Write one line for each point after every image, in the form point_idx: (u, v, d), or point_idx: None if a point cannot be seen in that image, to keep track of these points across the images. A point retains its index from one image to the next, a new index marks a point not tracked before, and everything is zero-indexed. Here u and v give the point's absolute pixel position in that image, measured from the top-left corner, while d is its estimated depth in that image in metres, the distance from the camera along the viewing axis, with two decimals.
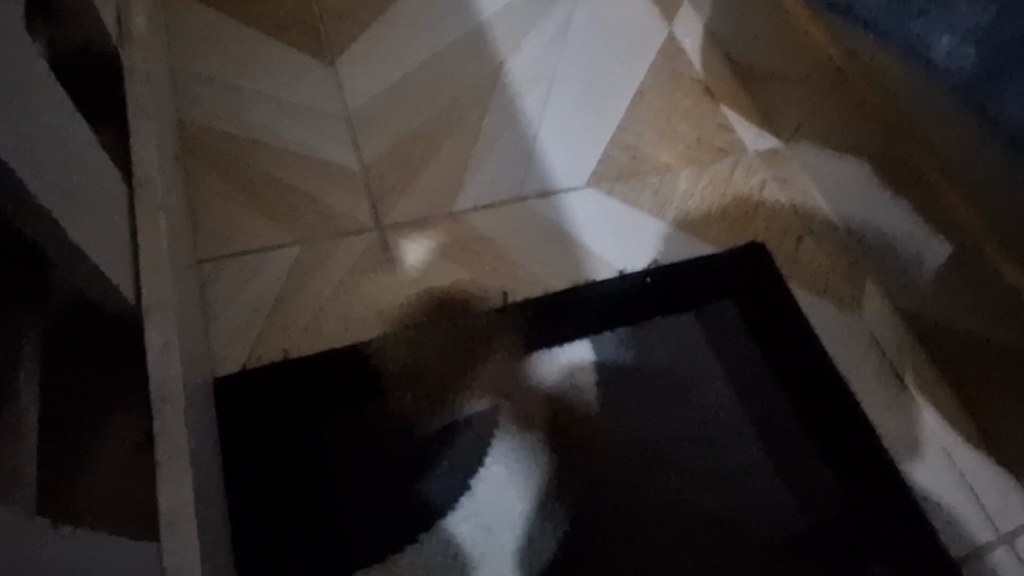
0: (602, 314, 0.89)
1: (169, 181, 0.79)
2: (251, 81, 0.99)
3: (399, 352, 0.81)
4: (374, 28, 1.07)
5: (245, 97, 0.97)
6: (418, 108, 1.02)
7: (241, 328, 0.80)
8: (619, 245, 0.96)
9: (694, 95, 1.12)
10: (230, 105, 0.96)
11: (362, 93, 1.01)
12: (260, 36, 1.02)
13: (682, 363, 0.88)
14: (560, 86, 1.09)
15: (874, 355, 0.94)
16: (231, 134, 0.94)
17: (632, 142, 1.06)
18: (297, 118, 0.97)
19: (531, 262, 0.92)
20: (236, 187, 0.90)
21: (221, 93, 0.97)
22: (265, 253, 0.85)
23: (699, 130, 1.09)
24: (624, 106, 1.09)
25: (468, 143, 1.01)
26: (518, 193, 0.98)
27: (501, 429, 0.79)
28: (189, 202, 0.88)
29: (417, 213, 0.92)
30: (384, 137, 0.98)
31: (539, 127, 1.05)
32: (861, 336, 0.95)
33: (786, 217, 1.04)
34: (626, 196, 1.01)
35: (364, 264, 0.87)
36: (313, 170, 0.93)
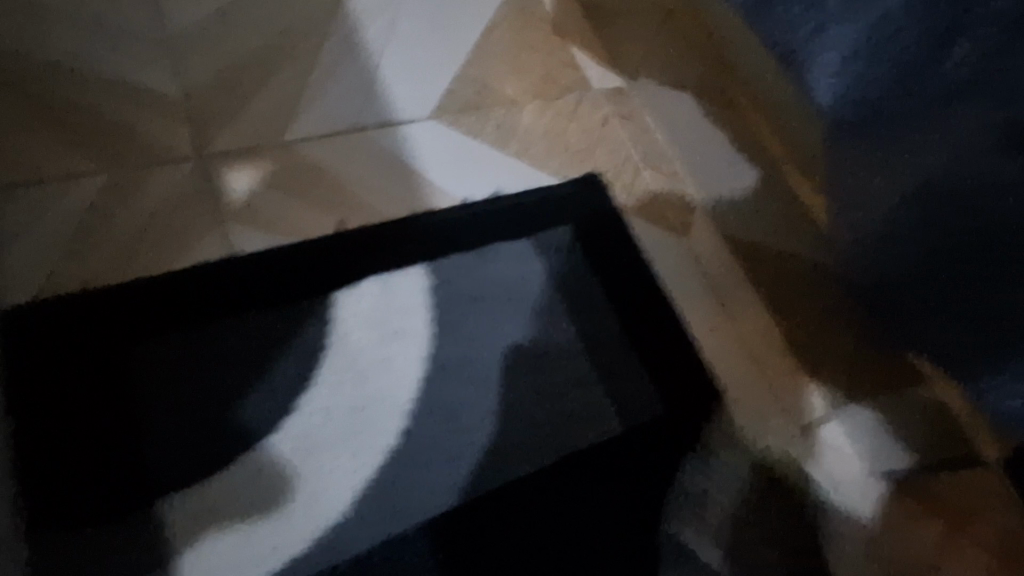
0: (437, 241, 0.89)
1: None
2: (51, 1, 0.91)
3: (217, 282, 0.77)
4: None
5: (48, 18, 0.89)
6: (247, 35, 0.97)
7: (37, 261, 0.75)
8: (460, 176, 0.97)
9: (542, 32, 1.13)
10: (26, 27, 0.88)
11: (184, 18, 0.95)
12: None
13: (518, 285, 0.90)
14: (404, 17, 1.07)
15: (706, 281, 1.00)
16: (30, 57, 0.87)
17: (478, 77, 1.07)
18: (108, 41, 0.90)
19: (368, 192, 0.90)
20: (33, 113, 0.83)
21: (18, 14, 0.89)
22: (67, 181, 0.79)
23: (544, 65, 1.11)
24: (470, 41, 1.09)
25: (305, 72, 0.97)
26: (356, 125, 0.96)
27: (327, 351, 0.78)
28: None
29: (248, 142, 0.89)
30: (210, 64, 0.93)
31: (381, 58, 1.03)
32: (691, 261, 1.02)
33: (626, 151, 1.08)
34: (470, 129, 1.02)
35: (184, 193, 0.83)
36: (128, 96, 0.87)
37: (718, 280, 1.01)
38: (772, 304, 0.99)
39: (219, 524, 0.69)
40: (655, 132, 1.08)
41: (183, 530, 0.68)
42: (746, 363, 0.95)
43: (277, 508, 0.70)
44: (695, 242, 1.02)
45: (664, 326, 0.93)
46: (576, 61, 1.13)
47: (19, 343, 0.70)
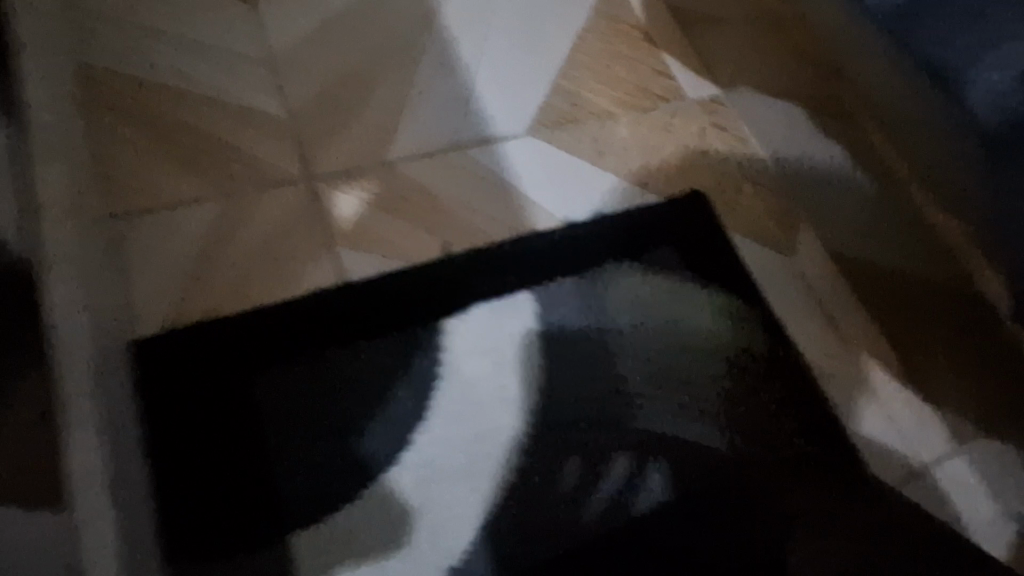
0: (542, 266, 0.87)
1: (64, 126, 0.73)
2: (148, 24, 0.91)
3: (331, 308, 0.76)
4: None
5: (156, 39, 0.90)
6: (344, 52, 0.96)
7: (158, 287, 0.75)
8: (560, 195, 0.94)
9: (634, 41, 1.09)
10: (128, 50, 0.89)
11: (283, 37, 0.95)
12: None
13: (625, 311, 0.87)
14: (496, 32, 1.05)
15: (819, 310, 0.93)
16: (140, 78, 0.87)
17: (570, 89, 1.04)
18: (210, 63, 0.90)
19: (471, 213, 0.89)
20: (144, 139, 0.83)
21: (126, 36, 0.90)
22: (181, 209, 0.79)
23: (638, 76, 1.07)
24: (561, 52, 1.07)
25: (402, 89, 0.96)
26: (454, 143, 0.94)
27: (441, 382, 0.77)
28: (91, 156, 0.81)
29: (351, 162, 0.88)
30: (310, 82, 0.93)
31: (475, 74, 1.01)
32: (802, 287, 0.94)
33: (728, 164, 1.02)
34: (565, 143, 0.99)
35: (290, 216, 0.82)
36: (232, 119, 0.87)
37: (833, 303, 0.93)
38: (890, 331, 0.92)
39: (344, 561, 0.68)
40: (757, 144, 1.03)
41: (310, 566, 0.67)
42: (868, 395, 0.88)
43: (399, 545, 0.69)
44: (806, 260, 0.96)
45: (778, 353, 0.89)
46: (670, 70, 1.08)
47: (149, 372, 0.70)
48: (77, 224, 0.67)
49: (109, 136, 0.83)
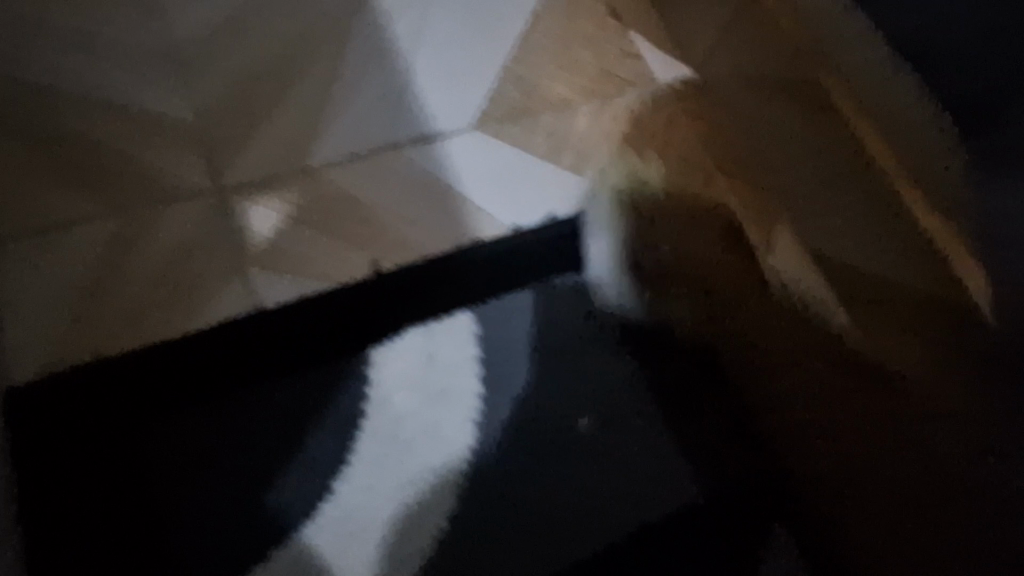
0: (486, 281, 0.78)
1: None
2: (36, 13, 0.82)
3: (242, 344, 0.70)
4: None
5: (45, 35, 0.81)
6: (263, 38, 0.86)
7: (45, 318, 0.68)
8: (508, 198, 0.84)
9: (597, 18, 0.99)
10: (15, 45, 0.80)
11: (192, 23, 0.85)
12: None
13: (577, 330, 0.79)
14: (438, 6, 0.94)
15: None
16: (25, 81, 0.79)
17: (523, 75, 0.94)
18: (110, 57, 0.82)
19: (406, 224, 0.79)
20: (28, 149, 0.75)
21: (8, 32, 0.81)
22: (72, 230, 0.72)
23: (601, 58, 0.96)
24: (515, 32, 0.96)
25: (329, 80, 0.86)
26: (388, 141, 0.84)
27: (366, 421, 0.70)
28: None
29: (269, 170, 0.79)
30: (221, 77, 0.83)
31: (414, 60, 0.90)
32: None
33: (701, 155, 0.92)
34: (515, 138, 0.89)
35: (198, 233, 0.74)
36: (130, 123, 0.79)
37: None
38: None
39: None
40: None
41: None
42: None
43: None
44: None
45: (747, 370, 0.81)
46: (639, 51, 0.98)
47: (36, 421, 0.65)
48: None
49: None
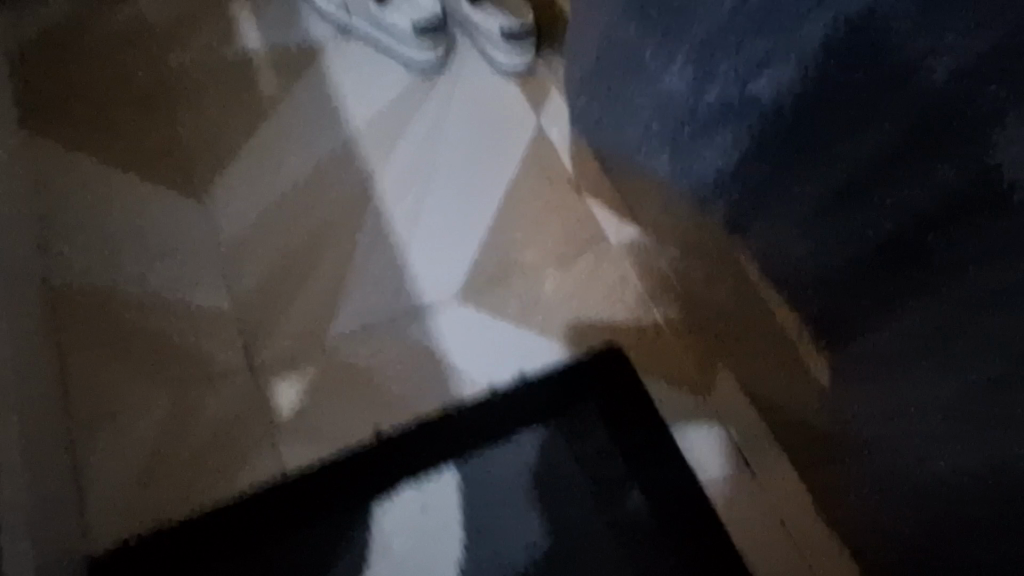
0: (467, 437, 0.96)
1: (35, 357, 0.90)
2: (118, 228, 1.10)
3: (273, 505, 0.90)
4: (253, 165, 1.20)
5: (122, 252, 1.08)
6: (288, 238, 1.11)
7: (124, 483, 0.91)
8: (488, 360, 1.03)
9: (561, 190, 1.21)
10: (99, 256, 1.07)
11: (234, 229, 1.12)
12: (134, 184, 1.15)
13: (544, 476, 0.95)
14: (428, 198, 1.19)
15: (735, 448, 1.00)
16: (105, 291, 1.05)
17: (498, 247, 1.14)
18: (174, 264, 1.07)
19: (402, 388, 0.99)
20: (104, 343, 1.00)
21: (95, 254, 1.08)
22: (141, 412, 0.95)
23: (566, 224, 1.17)
24: (489, 212, 1.18)
25: (341, 266, 1.09)
26: (389, 315, 1.05)
27: (373, 564, 0.89)
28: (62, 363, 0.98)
29: (291, 349, 1.00)
30: (254, 273, 1.07)
31: (409, 242, 1.13)
32: (722, 428, 1.01)
33: (651, 309, 1.10)
34: (493, 306, 1.08)
35: (237, 408, 0.96)
36: (184, 317, 1.02)
37: (748, 443, 1.00)
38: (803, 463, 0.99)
39: None
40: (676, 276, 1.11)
41: None
42: (776, 534, 0.96)
43: None
44: (722, 401, 1.03)
45: (690, 500, 0.96)
46: (596, 215, 1.18)
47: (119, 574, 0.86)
48: (43, 448, 0.83)
49: (76, 349, 1.00)
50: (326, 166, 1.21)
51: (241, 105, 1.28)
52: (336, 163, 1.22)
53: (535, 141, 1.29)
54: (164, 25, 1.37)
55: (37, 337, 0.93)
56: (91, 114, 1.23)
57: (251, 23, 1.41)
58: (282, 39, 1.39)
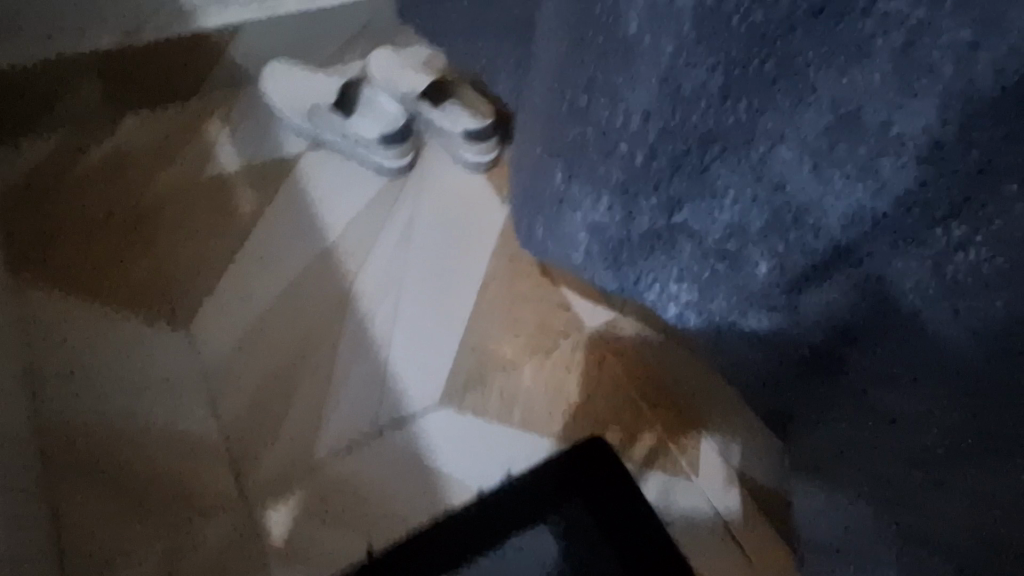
0: (461, 545, 1.01)
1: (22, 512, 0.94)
2: (108, 361, 1.15)
3: None
4: (237, 287, 1.26)
5: (108, 389, 1.12)
6: (270, 358, 1.16)
7: None
8: (473, 464, 1.08)
9: (530, 280, 1.26)
10: (87, 392, 1.12)
11: (218, 355, 1.17)
12: (121, 316, 1.20)
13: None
14: (404, 301, 1.24)
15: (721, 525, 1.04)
16: (92, 431, 1.08)
17: (475, 344, 1.19)
18: (160, 396, 1.12)
19: (390, 502, 1.04)
20: (92, 480, 1.04)
21: (81, 393, 1.12)
22: (133, 555, 0.99)
23: (539, 315, 1.22)
24: (466, 305, 1.24)
25: (324, 381, 1.13)
26: (375, 427, 1.09)
27: None
28: (54, 507, 1.02)
29: (279, 475, 1.05)
30: (238, 398, 1.12)
31: (389, 348, 1.18)
32: (705, 506, 1.06)
33: (629, 392, 1.14)
34: (474, 406, 1.12)
35: (230, 541, 1.00)
36: (172, 452, 1.07)
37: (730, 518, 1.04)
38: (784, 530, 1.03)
39: None
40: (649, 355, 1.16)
41: None
42: None
43: None
44: (704, 479, 1.08)
45: None
46: (568, 300, 1.23)
47: None
48: None
49: (68, 493, 1.04)
50: (307, 276, 1.28)
51: (223, 226, 1.35)
52: (316, 275, 1.28)
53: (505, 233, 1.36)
54: (143, 156, 1.45)
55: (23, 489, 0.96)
56: (75, 252, 1.29)
57: (230, 143, 1.49)
58: (260, 155, 1.47)
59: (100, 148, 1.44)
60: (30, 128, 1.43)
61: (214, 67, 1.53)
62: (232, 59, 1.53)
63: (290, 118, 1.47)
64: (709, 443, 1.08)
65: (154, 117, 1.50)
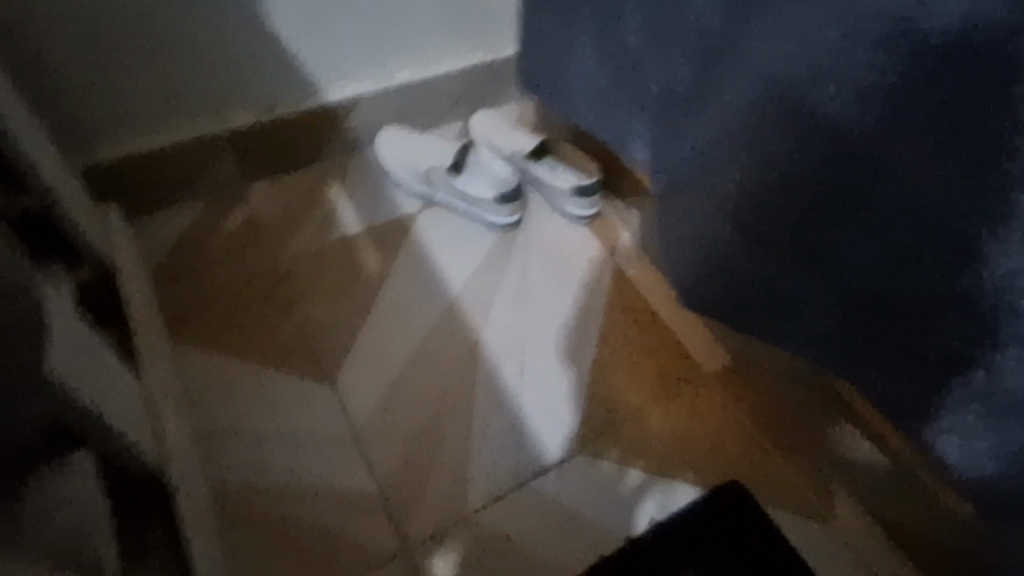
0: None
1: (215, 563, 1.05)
2: (268, 424, 1.26)
3: None
4: (376, 339, 1.39)
5: (268, 443, 1.24)
6: (417, 410, 1.29)
7: None
8: (615, 511, 1.21)
9: (646, 331, 1.41)
10: (249, 456, 1.23)
11: (367, 408, 1.29)
12: (276, 377, 1.32)
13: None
14: (529, 355, 1.38)
15: (857, 558, 1.18)
16: (258, 486, 1.20)
17: (602, 393, 1.33)
18: (317, 452, 1.24)
19: (541, 549, 1.16)
20: (266, 537, 1.15)
21: (246, 449, 1.24)
22: None
23: (658, 363, 1.36)
24: (589, 363, 1.37)
25: (468, 434, 1.27)
26: (519, 477, 1.24)
27: None
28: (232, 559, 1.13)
29: (438, 524, 1.18)
30: (392, 452, 1.24)
31: (522, 401, 1.32)
32: (841, 543, 1.19)
33: (755, 437, 1.28)
34: (609, 456, 1.26)
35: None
36: (335, 505, 1.19)
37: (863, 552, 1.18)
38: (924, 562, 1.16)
39: None
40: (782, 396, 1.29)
41: None
42: None
43: None
44: (834, 518, 1.21)
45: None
46: (683, 350, 1.38)
47: None
48: None
49: (242, 546, 1.15)
50: (434, 336, 1.40)
51: (358, 286, 1.48)
52: (446, 328, 1.41)
53: (613, 286, 1.48)
54: (277, 222, 1.58)
55: (210, 540, 1.07)
56: (224, 316, 1.42)
57: (348, 208, 1.62)
58: (377, 217, 1.60)
59: (235, 217, 1.58)
60: (171, 200, 1.56)
61: (333, 135, 1.65)
62: (349, 129, 1.66)
63: (406, 183, 1.61)
64: (841, 484, 1.23)
65: (282, 183, 1.64)
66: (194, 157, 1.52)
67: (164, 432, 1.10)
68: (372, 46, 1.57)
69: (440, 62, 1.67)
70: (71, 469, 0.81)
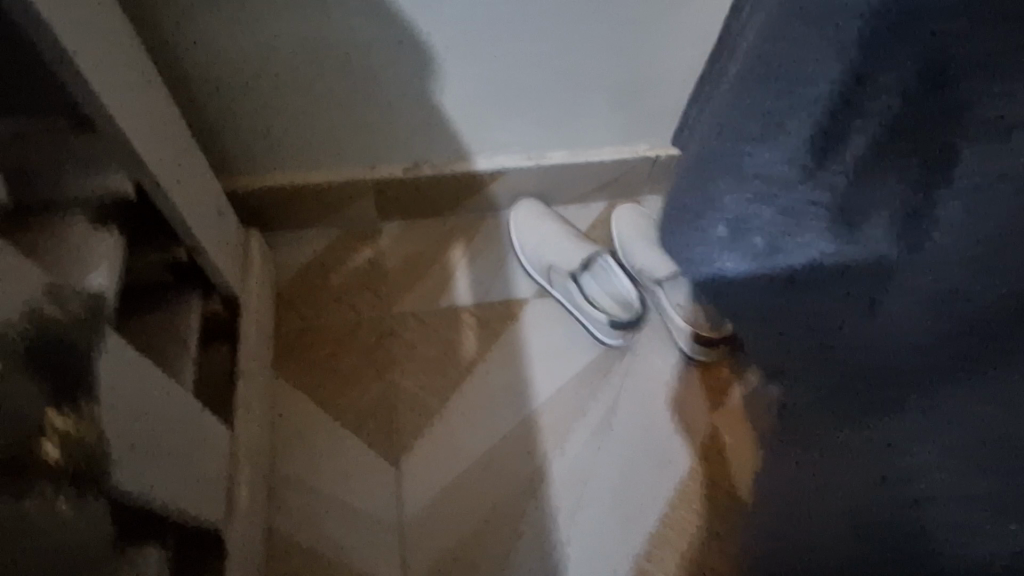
0: None
1: None
2: (332, 486, 1.37)
3: None
4: (452, 426, 1.43)
5: (322, 502, 1.35)
6: (465, 519, 1.34)
7: None
8: None
9: (712, 510, 1.37)
10: (303, 511, 1.34)
11: (421, 499, 1.36)
12: (353, 443, 1.41)
13: None
14: (591, 496, 1.37)
15: None
16: (307, 543, 1.32)
17: (649, 568, 1.32)
18: (364, 529, 1.33)
19: None
20: None
21: (305, 504, 1.35)
22: None
23: (707, 548, 1.33)
24: (644, 524, 1.35)
25: (503, 562, 1.31)
26: None
27: None
28: None
29: None
30: (429, 552, 1.32)
31: (567, 543, 1.33)
32: None
33: None
34: None
35: None
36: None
37: None
38: None
39: None
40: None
41: None
42: None
43: None
44: None
45: None
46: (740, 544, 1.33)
47: None
48: None
49: None
50: (507, 442, 1.42)
51: (450, 368, 1.49)
52: (522, 439, 1.42)
53: (703, 447, 1.43)
54: (398, 270, 1.61)
55: None
56: (324, 360, 1.50)
57: (465, 275, 1.60)
58: (491, 293, 1.58)
59: (361, 254, 1.63)
60: (313, 223, 1.64)
61: (473, 196, 1.63)
62: (491, 193, 1.62)
63: (528, 268, 1.57)
64: None
65: (413, 227, 1.67)
66: (341, 196, 1.57)
67: (237, 489, 1.21)
68: (538, 122, 1.47)
69: (601, 147, 1.57)
70: (139, 561, 0.88)
